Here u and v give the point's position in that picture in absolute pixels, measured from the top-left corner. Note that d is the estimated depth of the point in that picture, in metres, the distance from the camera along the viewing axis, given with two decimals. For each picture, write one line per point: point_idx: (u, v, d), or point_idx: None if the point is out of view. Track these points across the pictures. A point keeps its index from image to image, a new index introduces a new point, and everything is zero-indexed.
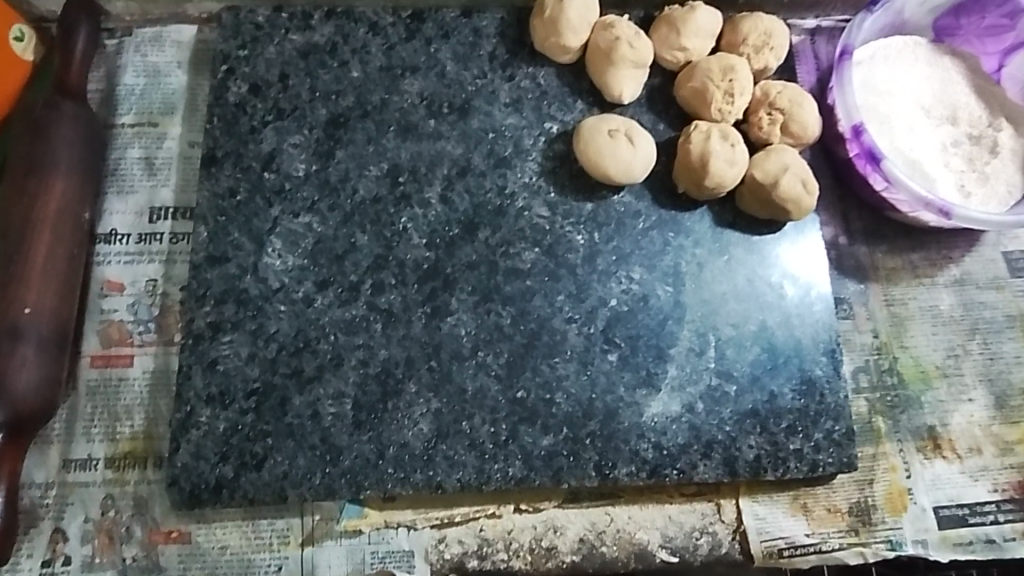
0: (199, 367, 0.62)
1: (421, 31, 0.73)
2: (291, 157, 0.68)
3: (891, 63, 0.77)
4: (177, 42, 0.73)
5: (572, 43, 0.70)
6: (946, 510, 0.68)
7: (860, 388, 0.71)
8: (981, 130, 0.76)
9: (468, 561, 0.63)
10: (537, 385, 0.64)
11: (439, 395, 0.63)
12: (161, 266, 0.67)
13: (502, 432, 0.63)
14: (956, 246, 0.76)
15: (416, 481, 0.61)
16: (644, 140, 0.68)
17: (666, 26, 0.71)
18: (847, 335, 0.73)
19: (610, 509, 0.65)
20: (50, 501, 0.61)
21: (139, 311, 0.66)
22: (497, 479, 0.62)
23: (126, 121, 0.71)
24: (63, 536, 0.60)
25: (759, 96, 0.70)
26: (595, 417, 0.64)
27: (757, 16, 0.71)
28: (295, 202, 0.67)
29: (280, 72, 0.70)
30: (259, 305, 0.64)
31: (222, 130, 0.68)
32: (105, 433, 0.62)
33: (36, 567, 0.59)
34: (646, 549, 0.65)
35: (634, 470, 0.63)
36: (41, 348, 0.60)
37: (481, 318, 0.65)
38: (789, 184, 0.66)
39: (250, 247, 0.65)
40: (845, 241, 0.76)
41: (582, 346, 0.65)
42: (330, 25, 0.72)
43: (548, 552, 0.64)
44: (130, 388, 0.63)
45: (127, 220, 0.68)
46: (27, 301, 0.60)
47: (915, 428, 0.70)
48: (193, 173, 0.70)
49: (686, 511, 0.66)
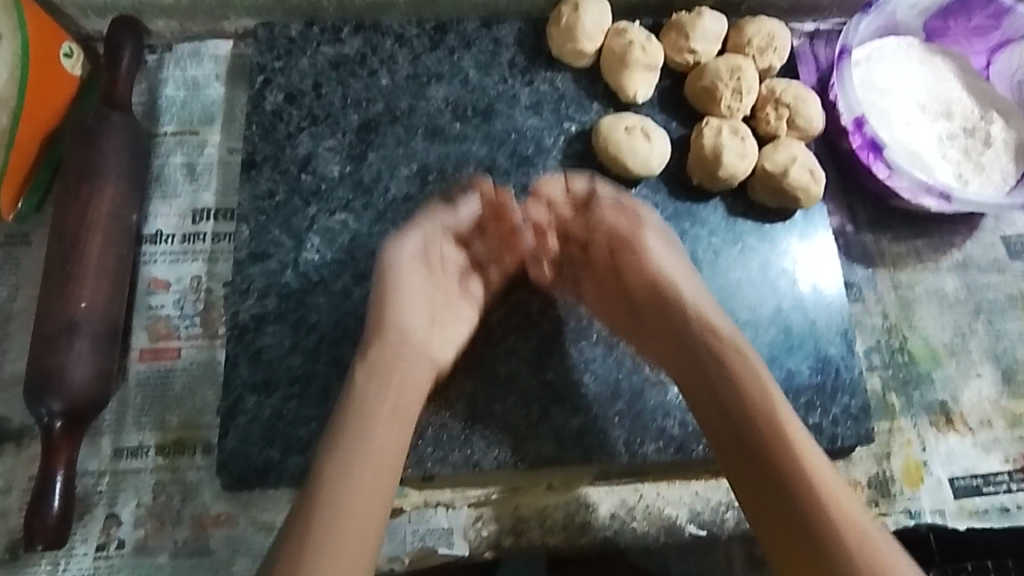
0: (244, 356, 0.65)
1: (445, 41, 0.77)
2: (326, 160, 0.72)
3: (886, 62, 0.82)
4: (215, 57, 0.78)
5: (587, 49, 0.74)
6: (962, 480, 0.71)
7: (874, 366, 0.75)
8: (975, 124, 0.81)
9: (505, 537, 0.66)
10: (566, 368, 0.67)
11: (473, 378, 0.67)
12: (204, 265, 0.70)
13: (535, 412, 0.66)
14: (958, 232, 0.80)
15: (454, 459, 0.64)
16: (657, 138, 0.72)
17: (674, 31, 0.75)
18: (858, 317, 0.77)
19: (639, 485, 0.68)
20: (103, 488, 0.63)
21: (184, 307, 0.69)
22: (531, 457, 0.65)
23: (168, 130, 0.75)
24: (116, 522, 0.62)
25: (765, 94, 0.74)
26: (622, 397, 0.67)
27: (759, 20, 0.76)
28: (331, 202, 0.71)
29: (314, 82, 0.75)
30: (300, 298, 0.67)
31: (261, 136, 0.72)
32: (155, 422, 0.65)
33: (91, 552, 0.62)
34: (675, 524, 0.67)
35: (661, 446, 0.66)
36: (96, 342, 0.62)
37: (512, 308, 0.69)
38: (797, 174, 0.71)
39: (289, 243, 0.69)
40: (851, 230, 0.80)
41: (607, 330, 0.69)
42: (359, 37, 0.77)
43: (581, 528, 0.66)
44: (178, 379, 0.67)
45: (171, 222, 0.72)
46: (84, 296, 0.63)
47: (927, 404, 0.74)
48: (233, 177, 0.74)
49: (711, 486, 0.68)
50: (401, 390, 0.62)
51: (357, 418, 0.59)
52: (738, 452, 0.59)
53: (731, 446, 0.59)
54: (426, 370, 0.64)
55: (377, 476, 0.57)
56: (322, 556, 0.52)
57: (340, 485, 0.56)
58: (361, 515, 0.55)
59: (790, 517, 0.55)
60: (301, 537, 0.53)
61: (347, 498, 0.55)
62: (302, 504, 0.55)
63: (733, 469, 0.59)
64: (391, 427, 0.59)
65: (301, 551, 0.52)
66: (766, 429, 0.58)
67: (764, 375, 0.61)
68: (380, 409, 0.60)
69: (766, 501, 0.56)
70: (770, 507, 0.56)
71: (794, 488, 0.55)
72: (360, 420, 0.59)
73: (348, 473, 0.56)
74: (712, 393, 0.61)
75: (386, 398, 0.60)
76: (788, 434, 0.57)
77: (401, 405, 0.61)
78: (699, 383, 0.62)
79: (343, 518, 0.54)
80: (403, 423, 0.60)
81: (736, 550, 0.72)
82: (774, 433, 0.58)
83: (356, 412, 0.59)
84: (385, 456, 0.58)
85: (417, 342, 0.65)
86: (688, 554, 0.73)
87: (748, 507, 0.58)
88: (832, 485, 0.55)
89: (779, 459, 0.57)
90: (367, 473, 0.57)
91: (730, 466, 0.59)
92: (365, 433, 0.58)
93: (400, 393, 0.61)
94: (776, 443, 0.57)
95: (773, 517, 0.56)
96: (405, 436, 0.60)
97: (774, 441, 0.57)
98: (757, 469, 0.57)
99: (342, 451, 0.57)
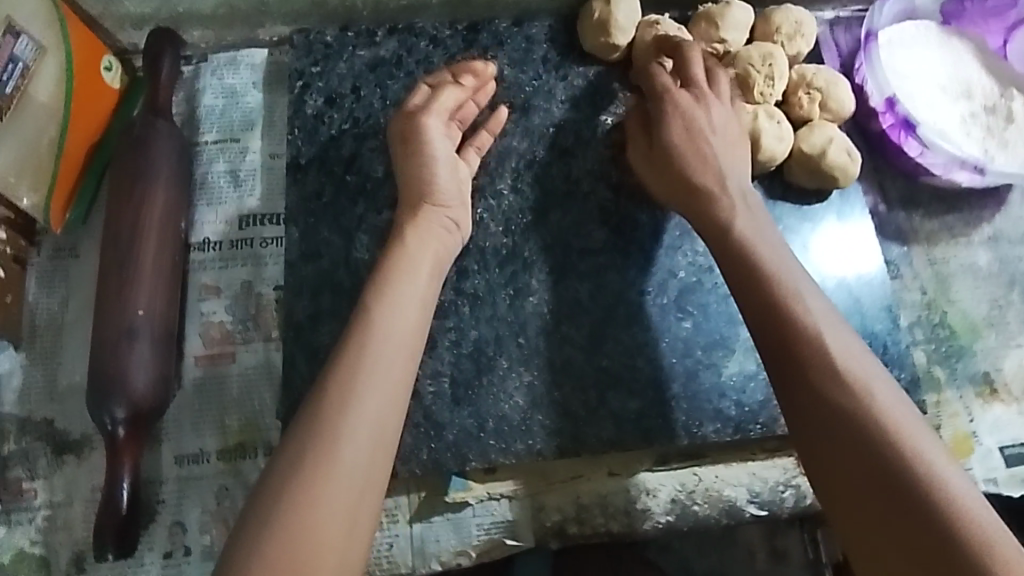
0: (302, 356, 0.65)
1: (478, 40, 0.79)
2: (370, 160, 0.73)
3: (907, 45, 0.84)
4: (251, 65, 0.79)
5: (621, 41, 0.76)
6: (1011, 449, 0.72)
7: (917, 341, 0.76)
8: (995, 102, 0.83)
9: (568, 526, 0.66)
10: (620, 354, 0.68)
11: (530, 368, 0.67)
12: (254, 269, 0.71)
13: (593, 399, 0.67)
14: (986, 207, 0.82)
15: (517, 450, 0.65)
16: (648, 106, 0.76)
17: (704, 22, 0.77)
18: (898, 294, 0.78)
19: (697, 469, 0.68)
20: (167, 496, 0.63)
21: (236, 311, 0.69)
22: (592, 443, 0.65)
23: (209, 138, 0.76)
24: (181, 529, 0.62)
25: (795, 79, 0.76)
26: (677, 379, 0.68)
27: (786, 9, 0.78)
28: (377, 200, 0.71)
29: (352, 85, 0.76)
30: (354, 295, 0.67)
31: (304, 139, 0.73)
32: (214, 427, 0.65)
33: (159, 560, 0.61)
34: (735, 505, 0.68)
35: (719, 426, 0.67)
36: (154, 347, 0.63)
37: (561, 295, 0.70)
38: (834, 154, 0.72)
39: (340, 242, 0.69)
40: (884, 209, 0.81)
41: (657, 316, 0.70)
42: (394, 39, 0.78)
43: (643, 514, 0.67)
44: (235, 383, 0.66)
45: (218, 228, 0.72)
46: (141, 303, 0.63)
47: (971, 375, 0.75)
48: (277, 182, 0.74)
49: (768, 466, 0.69)
50: (416, 299, 0.59)
51: (373, 334, 0.55)
52: (809, 407, 0.50)
53: (801, 403, 0.51)
54: (443, 253, 0.64)
55: (388, 397, 0.53)
56: (335, 467, 0.49)
57: (352, 398, 0.52)
58: (372, 432, 0.51)
59: (873, 485, 0.46)
60: (312, 447, 0.49)
61: (358, 411, 0.51)
62: (312, 414, 0.51)
63: (803, 429, 0.51)
64: (404, 342, 0.56)
65: (308, 461, 0.49)
66: (844, 383, 0.50)
67: (844, 332, 0.53)
68: (396, 322, 0.56)
69: (844, 467, 0.48)
70: (846, 473, 0.48)
71: (875, 444, 0.47)
72: (370, 336, 0.55)
73: (362, 387, 0.52)
74: (775, 337, 0.54)
75: (397, 314, 0.57)
76: (871, 391, 0.50)
77: (411, 323, 0.57)
78: (766, 332, 0.55)
79: (356, 430, 0.51)
80: (413, 341, 0.57)
81: (758, 544, 0.82)
82: (853, 389, 0.50)
83: (369, 327, 0.55)
84: (396, 376, 0.54)
85: (427, 214, 0.65)
86: (710, 551, 0.82)
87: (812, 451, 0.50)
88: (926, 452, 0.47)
89: (859, 419, 0.48)
90: (378, 391, 0.53)
91: (796, 427, 0.51)
92: (377, 351, 0.54)
93: (411, 301, 0.58)
94: (854, 399, 0.49)
95: (843, 469, 0.48)
96: (415, 355, 0.56)
97: (852, 399, 0.49)
98: (834, 427, 0.49)
99: (357, 360, 0.53)
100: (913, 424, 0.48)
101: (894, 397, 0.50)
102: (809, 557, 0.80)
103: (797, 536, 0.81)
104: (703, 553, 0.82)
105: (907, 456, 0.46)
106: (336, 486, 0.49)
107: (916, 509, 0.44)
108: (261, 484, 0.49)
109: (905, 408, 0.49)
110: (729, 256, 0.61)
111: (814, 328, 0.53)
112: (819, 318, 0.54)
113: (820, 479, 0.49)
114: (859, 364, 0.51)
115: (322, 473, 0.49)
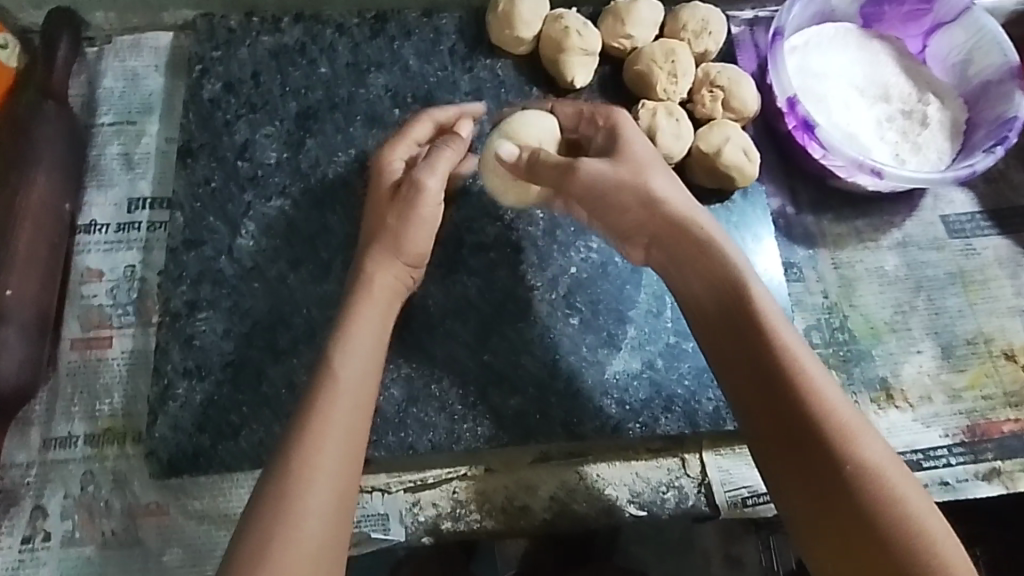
0: (176, 343, 0.64)
1: (385, 30, 0.78)
2: (263, 147, 0.72)
3: (823, 47, 0.83)
4: (154, 48, 0.78)
5: (525, 34, 0.75)
6: (902, 455, 0.72)
7: (814, 344, 0.75)
8: (912, 106, 0.82)
9: (442, 522, 0.65)
10: (504, 349, 0.67)
11: (409, 361, 0.66)
12: (139, 253, 0.70)
13: (472, 394, 0.66)
14: (898, 212, 0.81)
15: (389, 443, 0.64)
16: (546, 124, 0.68)
17: (611, 18, 0.76)
18: (799, 297, 0.77)
19: (579, 467, 0.67)
20: (31, 479, 0.62)
21: (118, 295, 0.68)
22: (467, 438, 0.65)
23: (105, 120, 0.75)
24: (43, 513, 0.61)
25: (700, 77, 0.76)
26: (560, 376, 0.67)
27: (694, 6, 0.77)
28: (267, 188, 0.70)
29: (252, 71, 0.75)
30: (235, 284, 0.66)
31: (198, 125, 0.72)
32: (85, 412, 0.64)
33: (17, 544, 0.61)
34: (616, 504, 0.67)
35: (600, 425, 0.66)
36: (22, 331, 0.63)
37: (448, 289, 0.69)
38: (731, 153, 0.72)
39: (225, 229, 0.68)
40: (792, 211, 0.81)
41: (545, 312, 0.69)
42: (299, 27, 0.77)
43: (520, 512, 0.66)
44: (109, 368, 0.66)
45: (107, 211, 0.71)
46: (11, 284, 0.63)
47: (868, 380, 0.74)
48: (170, 166, 0.73)
49: (652, 467, 0.68)
50: (368, 352, 0.57)
51: (329, 396, 0.53)
52: (798, 457, 0.52)
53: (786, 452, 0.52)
54: (393, 300, 0.62)
55: (346, 467, 0.51)
56: (297, 546, 0.47)
57: (307, 473, 0.50)
58: (330, 505, 0.50)
59: (860, 528, 0.49)
60: (274, 528, 0.48)
61: (315, 486, 0.50)
62: (269, 492, 0.49)
63: (788, 477, 0.52)
64: (359, 399, 0.54)
65: (270, 542, 0.47)
66: (831, 430, 0.51)
67: (825, 372, 0.54)
68: (348, 379, 0.55)
69: (825, 508, 0.50)
70: (832, 520, 0.50)
71: (853, 484, 0.50)
72: (323, 404, 0.53)
73: (318, 455, 0.51)
74: (760, 379, 0.54)
75: (350, 374, 0.55)
76: (856, 438, 0.51)
77: (363, 384, 0.55)
78: (752, 378, 0.55)
79: (318, 503, 0.49)
80: (366, 404, 0.55)
81: (714, 551, 0.77)
82: (845, 439, 0.51)
83: (321, 393, 0.54)
84: (351, 442, 0.53)
85: (377, 263, 0.62)
86: (669, 558, 0.76)
87: (791, 485, 0.52)
88: (903, 488, 0.50)
89: (851, 472, 0.50)
90: (337, 460, 0.51)
91: (783, 474, 0.52)
92: (332, 419, 0.53)
93: (364, 353, 0.57)
94: (844, 447, 0.51)
95: (820, 506, 0.51)
96: (369, 418, 0.55)
97: (842, 451, 0.51)
98: (823, 477, 0.51)
99: (315, 426, 0.52)
100: (891, 462, 0.51)
101: (879, 445, 0.52)
102: (763, 565, 0.77)
103: (754, 544, 0.77)
104: (660, 561, 0.76)
105: (890, 510, 0.49)
106: (298, 557, 0.47)
107: (897, 548, 0.48)
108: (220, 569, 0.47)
109: (885, 455, 0.52)
110: (714, 286, 0.58)
111: (803, 378, 0.53)
112: (804, 359, 0.54)
113: (806, 524, 0.51)
114: (839, 402, 0.53)
115: (286, 554, 0.47)
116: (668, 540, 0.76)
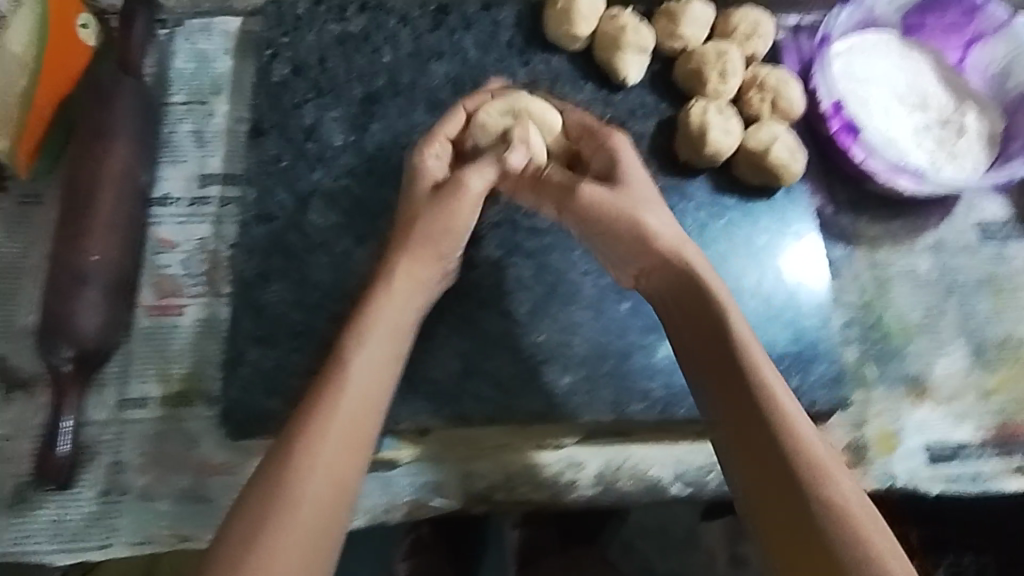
0: (248, 311, 0.68)
1: (446, 22, 0.81)
2: (330, 129, 0.75)
3: (867, 54, 0.86)
4: (224, 31, 0.81)
5: (583, 30, 0.78)
6: (932, 449, 0.75)
7: (849, 339, 0.79)
8: (951, 114, 0.85)
9: (494, 492, 0.69)
10: (556, 330, 0.71)
11: (467, 338, 0.70)
12: (211, 227, 0.73)
13: (526, 372, 0.69)
14: (932, 216, 0.84)
15: (446, 414, 0.67)
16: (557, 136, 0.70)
17: (665, 17, 0.79)
18: (836, 293, 0.80)
19: (625, 447, 0.71)
20: (108, 436, 0.66)
21: (190, 266, 0.71)
22: (521, 413, 0.68)
23: (177, 100, 0.78)
24: (118, 468, 0.65)
25: (749, 78, 0.79)
26: (609, 358, 0.70)
27: (744, 9, 0.80)
28: (334, 168, 0.73)
29: (319, 57, 0.78)
30: (303, 258, 0.69)
31: (267, 106, 0.75)
32: (158, 374, 0.68)
33: (94, 496, 0.64)
34: (658, 484, 0.70)
35: (647, 406, 0.69)
36: (106, 292, 0.66)
37: (504, 271, 0.72)
38: (778, 151, 0.75)
39: (293, 206, 0.71)
40: (830, 212, 0.84)
41: (596, 296, 0.72)
42: (364, 16, 0.80)
43: (568, 486, 0.70)
44: (182, 334, 0.69)
45: (179, 185, 0.75)
46: (95, 250, 0.66)
47: (900, 377, 0.78)
48: (238, 145, 0.76)
49: (693, 450, 0.71)
50: (380, 349, 0.58)
51: (337, 391, 0.55)
52: (773, 489, 0.52)
53: (758, 482, 0.53)
54: (417, 293, 0.62)
55: (342, 459, 0.53)
56: (287, 533, 0.50)
57: (306, 464, 0.52)
58: (323, 495, 0.52)
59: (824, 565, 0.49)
60: (268, 513, 0.50)
61: (311, 476, 0.52)
62: (266, 477, 0.52)
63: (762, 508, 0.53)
64: (363, 396, 0.56)
65: (263, 526, 0.50)
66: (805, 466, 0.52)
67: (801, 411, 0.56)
68: (355, 376, 0.56)
69: (793, 540, 0.50)
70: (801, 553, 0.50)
71: (822, 520, 0.50)
72: (329, 398, 0.55)
73: (320, 445, 0.53)
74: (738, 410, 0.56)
75: (358, 371, 0.57)
76: (828, 476, 0.52)
77: (371, 384, 0.57)
78: (731, 409, 0.56)
79: (313, 493, 0.52)
80: (373, 402, 0.56)
81: (718, 549, 0.86)
82: (817, 475, 0.52)
83: (327, 392, 0.55)
84: (353, 434, 0.55)
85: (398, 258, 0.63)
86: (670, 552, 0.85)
87: (761, 515, 0.53)
88: (876, 533, 0.50)
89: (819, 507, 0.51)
90: (335, 453, 0.53)
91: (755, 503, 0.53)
92: (335, 417, 0.54)
93: (377, 351, 0.58)
94: (816, 482, 0.51)
95: (790, 539, 0.51)
96: (375, 416, 0.57)
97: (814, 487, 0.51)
98: (794, 511, 0.51)
99: (319, 419, 0.54)
100: (862, 503, 0.51)
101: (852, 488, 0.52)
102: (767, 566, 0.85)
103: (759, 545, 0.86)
104: (664, 554, 0.86)
105: (857, 547, 0.49)
106: (288, 546, 0.49)
107: None
108: (216, 544, 0.50)
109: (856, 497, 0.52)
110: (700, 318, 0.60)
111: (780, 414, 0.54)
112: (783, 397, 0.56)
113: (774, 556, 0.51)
114: (812, 441, 0.54)
115: (277, 540, 0.49)
116: (673, 538, 0.86)
